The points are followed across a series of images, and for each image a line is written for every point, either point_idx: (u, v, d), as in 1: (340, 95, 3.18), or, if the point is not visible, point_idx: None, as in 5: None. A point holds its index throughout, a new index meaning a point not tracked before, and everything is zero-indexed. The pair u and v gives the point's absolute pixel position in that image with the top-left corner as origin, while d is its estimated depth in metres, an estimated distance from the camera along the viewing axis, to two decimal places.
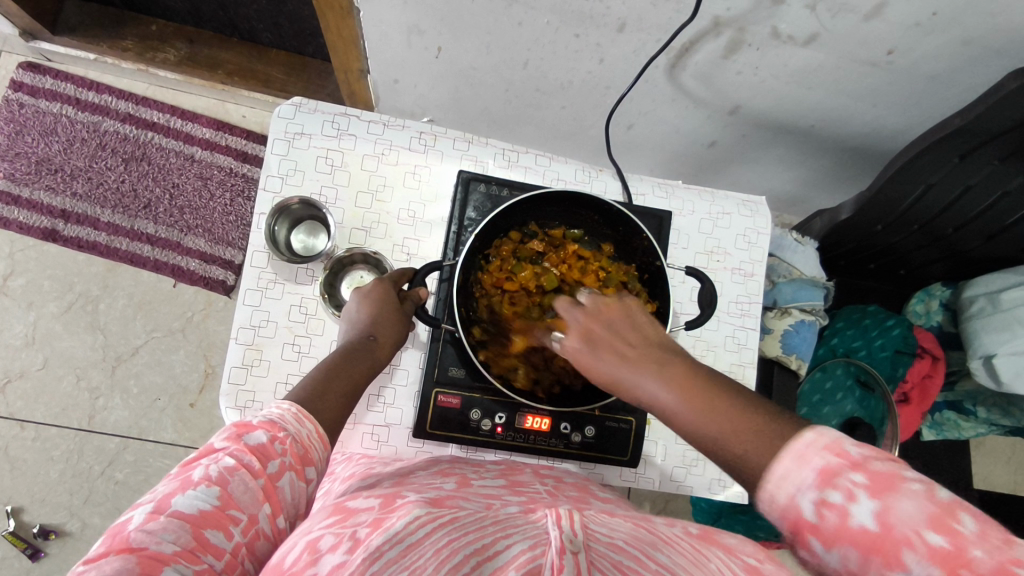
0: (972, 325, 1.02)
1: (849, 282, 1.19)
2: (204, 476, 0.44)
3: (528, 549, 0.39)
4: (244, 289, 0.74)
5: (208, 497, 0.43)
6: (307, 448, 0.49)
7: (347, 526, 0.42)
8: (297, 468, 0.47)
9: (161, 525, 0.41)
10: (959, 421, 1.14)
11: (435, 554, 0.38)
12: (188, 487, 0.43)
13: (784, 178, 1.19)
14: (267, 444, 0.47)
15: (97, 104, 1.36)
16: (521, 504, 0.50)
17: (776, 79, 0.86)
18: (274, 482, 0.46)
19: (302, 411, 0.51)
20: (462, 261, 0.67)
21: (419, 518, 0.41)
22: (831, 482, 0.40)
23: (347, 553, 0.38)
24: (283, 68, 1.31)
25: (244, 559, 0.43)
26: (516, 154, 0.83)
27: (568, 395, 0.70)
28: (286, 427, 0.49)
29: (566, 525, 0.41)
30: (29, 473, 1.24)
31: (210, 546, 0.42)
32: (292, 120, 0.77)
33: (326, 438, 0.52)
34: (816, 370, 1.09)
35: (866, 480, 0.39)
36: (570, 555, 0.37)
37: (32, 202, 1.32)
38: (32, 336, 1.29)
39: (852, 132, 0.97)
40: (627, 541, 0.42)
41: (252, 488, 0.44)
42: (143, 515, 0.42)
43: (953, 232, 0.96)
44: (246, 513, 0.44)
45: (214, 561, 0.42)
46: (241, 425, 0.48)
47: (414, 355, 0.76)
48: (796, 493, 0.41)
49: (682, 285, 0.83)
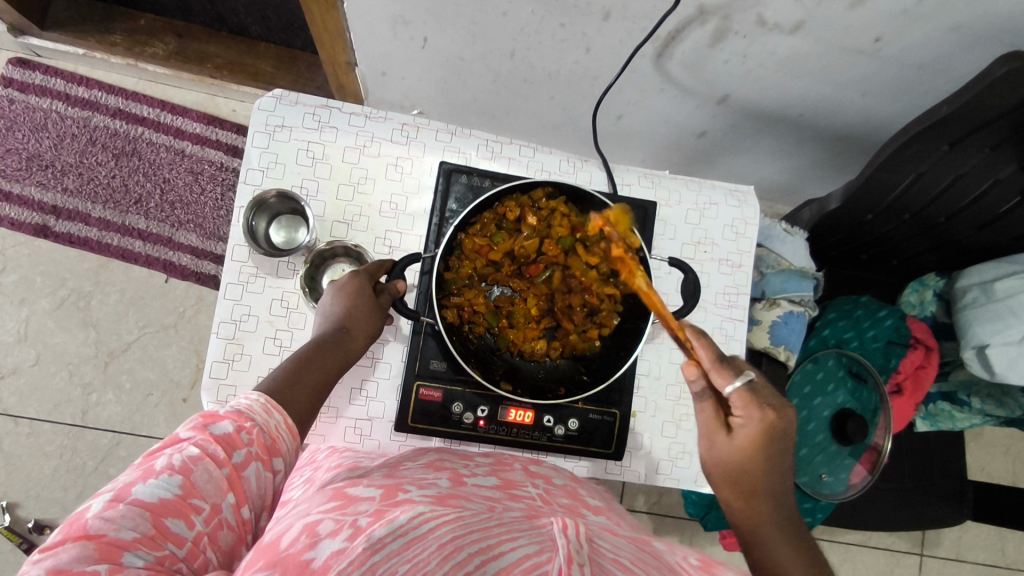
0: (964, 316, 1.01)
1: (840, 273, 1.17)
2: (167, 466, 0.45)
3: (533, 553, 0.40)
4: (225, 283, 0.73)
5: (170, 486, 0.44)
6: (273, 439, 0.51)
7: (346, 514, 0.42)
8: (263, 458, 0.49)
9: (120, 512, 0.41)
10: (953, 412, 1.11)
11: (438, 548, 0.39)
12: (149, 476, 0.44)
13: (778, 167, 1.18)
14: (232, 434, 0.48)
15: (87, 99, 1.36)
16: (523, 510, 0.49)
17: (764, 68, 0.85)
18: (238, 472, 0.47)
19: (270, 402, 0.53)
20: (449, 236, 0.65)
21: (422, 513, 0.41)
22: None
23: (347, 540, 0.38)
24: (272, 61, 1.30)
25: (207, 548, 0.44)
26: (500, 145, 0.81)
27: (536, 388, 0.71)
28: (254, 417, 0.51)
29: (572, 534, 0.40)
30: (23, 469, 1.25)
31: (170, 534, 0.42)
32: (273, 113, 0.76)
33: (296, 431, 0.54)
34: (807, 361, 1.06)
35: None
36: (578, 566, 0.37)
37: (23, 197, 1.32)
38: (24, 332, 1.29)
39: (843, 121, 0.96)
40: (632, 560, 0.42)
41: (216, 477, 0.46)
42: (101, 503, 0.42)
43: (945, 222, 0.95)
44: (209, 502, 0.45)
45: (175, 549, 0.42)
46: (207, 416, 0.49)
47: (396, 349, 0.75)
48: None
49: (667, 276, 0.81)
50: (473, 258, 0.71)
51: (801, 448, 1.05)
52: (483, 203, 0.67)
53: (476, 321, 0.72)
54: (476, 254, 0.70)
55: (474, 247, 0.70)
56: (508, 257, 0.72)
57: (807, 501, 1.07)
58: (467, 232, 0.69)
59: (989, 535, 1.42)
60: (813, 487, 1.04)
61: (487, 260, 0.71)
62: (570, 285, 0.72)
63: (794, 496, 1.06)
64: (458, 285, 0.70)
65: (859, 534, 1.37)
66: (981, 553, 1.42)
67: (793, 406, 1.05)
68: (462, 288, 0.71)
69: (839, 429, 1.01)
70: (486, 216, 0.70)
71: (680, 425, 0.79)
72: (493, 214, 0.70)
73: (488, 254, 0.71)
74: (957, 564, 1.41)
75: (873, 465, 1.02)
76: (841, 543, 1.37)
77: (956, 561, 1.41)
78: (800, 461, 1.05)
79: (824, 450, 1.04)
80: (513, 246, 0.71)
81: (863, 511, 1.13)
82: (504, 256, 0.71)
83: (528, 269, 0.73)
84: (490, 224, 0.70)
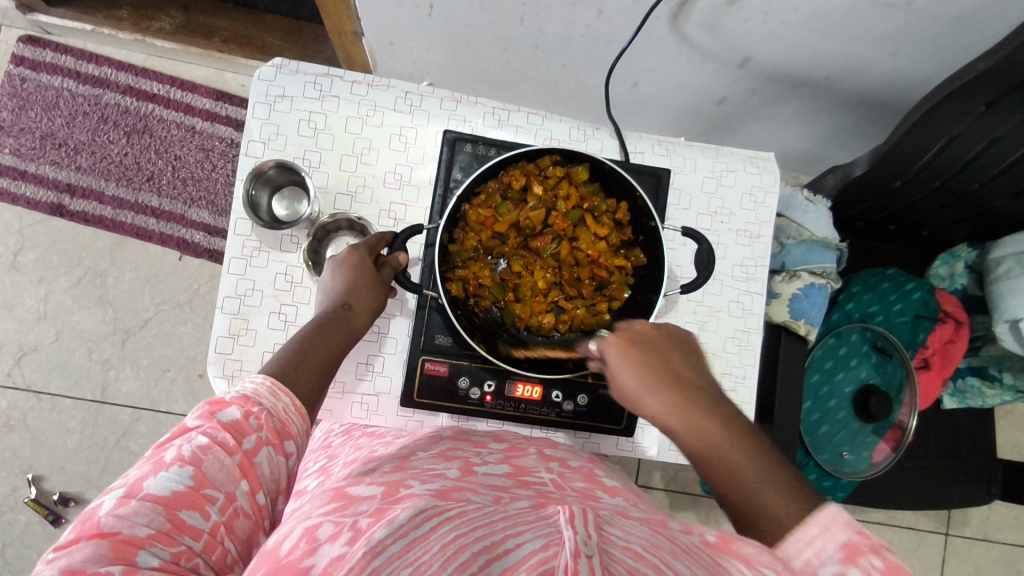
0: (996, 289, 0.96)
1: (867, 244, 1.12)
2: (177, 457, 0.45)
3: (539, 549, 0.37)
4: (229, 258, 0.72)
5: (182, 478, 0.44)
6: (284, 422, 0.51)
7: (346, 515, 0.41)
8: (274, 442, 0.49)
9: (133, 509, 0.42)
10: (983, 388, 1.07)
11: (441, 550, 0.37)
12: (160, 469, 0.45)
13: (801, 135, 1.13)
14: (241, 420, 0.48)
15: (98, 76, 1.35)
16: (531, 499, 0.48)
17: (786, 26, 0.80)
18: (250, 459, 0.47)
19: (276, 385, 0.53)
20: (452, 205, 0.63)
21: (424, 511, 0.40)
22: (854, 559, 0.42)
23: (347, 544, 0.38)
24: (279, 33, 1.28)
25: (224, 539, 0.45)
26: (507, 112, 0.78)
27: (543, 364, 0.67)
28: (261, 401, 0.50)
29: (580, 524, 0.38)
30: (48, 443, 1.28)
31: (185, 527, 0.43)
32: (273, 82, 0.74)
33: (305, 412, 0.54)
34: (830, 336, 1.02)
35: (884, 566, 0.42)
36: (585, 559, 0.34)
37: (38, 176, 1.32)
38: (44, 310, 1.31)
39: (871, 83, 0.91)
40: (645, 546, 0.40)
41: (228, 465, 0.46)
42: (115, 499, 0.43)
43: (977, 188, 0.89)
44: (223, 491, 0.46)
45: (192, 542, 0.43)
46: (214, 402, 0.49)
47: (402, 323, 0.73)
48: (815, 561, 0.43)
49: (682, 247, 0.78)
50: (479, 230, 0.68)
51: (821, 426, 1.01)
52: (489, 170, 0.64)
53: (480, 295, 0.69)
54: (482, 226, 0.68)
55: (479, 218, 0.67)
56: (516, 230, 0.69)
57: (827, 479, 1.03)
58: (471, 203, 0.67)
59: (1019, 515, 1.38)
60: (835, 465, 1.01)
61: (494, 232, 0.69)
62: (578, 259, 0.70)
63: (814, 474, 1.03)
64: (463, 259, 0.68)
65: (882, 512, 1.34)
66: (1010, 533, 1.38)
67: (814, 380, 1.01)
68: (467, 262, 0.68)
69: (863, 407, 0.97)
70: (492, 185, 0.67)
71: None
72: (499, 183, 0.67)
73: (495, 227, 0.68)
74: (984, 544, 1.37)
75: (897, 443, 1.00)
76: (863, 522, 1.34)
77: (983, 541, 1.37)
78: (819, 439, 1.01)
79: (845, 427, 1.00)
80: (520, 218, 0.69)
81: (886, 489, 1.10)
82: (511, 229, 0.69)
83: (536, 243, 0.70)
84: (496, 194, 0.67)
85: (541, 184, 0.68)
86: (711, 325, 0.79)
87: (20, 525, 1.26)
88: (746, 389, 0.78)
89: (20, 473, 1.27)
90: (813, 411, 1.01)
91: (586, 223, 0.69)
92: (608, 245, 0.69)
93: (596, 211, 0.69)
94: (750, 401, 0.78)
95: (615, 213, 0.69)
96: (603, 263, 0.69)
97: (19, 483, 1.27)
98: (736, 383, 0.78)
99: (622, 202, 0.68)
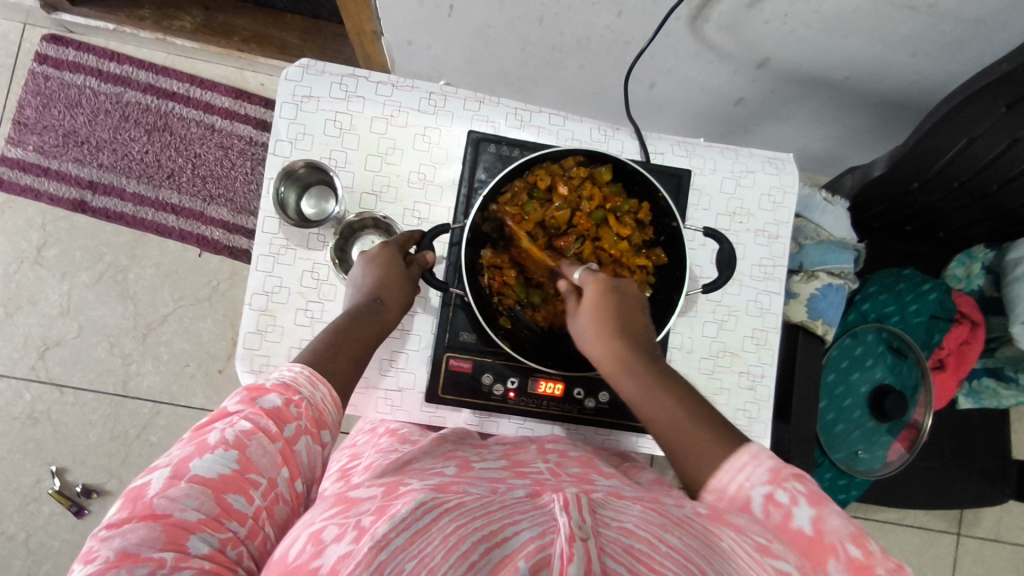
0: (1014, 289, 0.97)
1: (883, 245, 1.12)
2: (220, 441, 0.49)
3: (536, 536, 0.38)
4: (257, 255, 0.74)
5: (227, 461, 0.48)
6: (321, 412, 0.54)
7: (349, 516, 0.42)
8: (312, 431, 0.53)
9: (183, 491, 0.46)
10: (999, 389, 1.07)
11: (443, 541, 0.38)
12: (205, 452, 0.48)
13: (818, 135, 1.13)
14: (281, 407, 0.52)
15: (119, 75, 1.37)
16: (527, 487, 0.49)
17: (807, 28, 0.81)
18: (291, 446, 0.51)
19: (314, 373, 0.55)
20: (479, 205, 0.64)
21: (424, 504, 0.40)
22: (780, 483, 0.50)
23: (353, 542, 0.39)
24: (299, 33, 1.30)
25: (264, 523, 0.48)
26: (529, 113, 0.80)
27: (568, 362, 0.69)
28: (301, 390, 0.53)
29: (575, 511, 0.39)
30: (70, 436, 1.31)
31: (232, 511, 0.46)
32: (300, 83, 0.75)
33: (339, 401, 0.57)
34: (845, 336, 1.02)
35: (806, 491, 0.50)
36: (580, 542, 0.36)
37: (61, 173, 1.35)
38: (67, 305, 1.33)
39: (890, 84, 0.92)
40: (638, 523, 0.41)
41: (270, 451, 0.49)
42: (163, 480, 0.46)
43: (997, 190, 0.90)
44: (265, 476, 0.49)
45: (238, 527, 0.46)
46: (254, 389, 0.53)
47: (426, 320, 0.75)
48: (746, 485, 0.51)
49: (702, 248, 0.79)
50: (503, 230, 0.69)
51: (837, 425, 1.01)
52: (516, 170, 0.66)
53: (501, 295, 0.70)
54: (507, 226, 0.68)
55: (504, 218, 0.68)
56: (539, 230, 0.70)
57: (842, 479, 1.04)
58: (497, 203, 0.67)
59: None
60: (849, 464, 1.02)
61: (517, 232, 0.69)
62: (601, 258, 0.70)
63: (829, 473, 1.04)
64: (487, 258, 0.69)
65: (894, 512, 1.35)
66: (1022, 533, 1.38)
67: (830, 380, 1.02)
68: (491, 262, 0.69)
69: (878, 407, 0.98)
70: (516, 185, 0.68)
71: (713, 399, 0.78)
72: (524, 183, 0.68)
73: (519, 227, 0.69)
74: (995, 544, 1.38)
75: (911, 442, 1.01)
76: (874, 521, 1.35)
77: (995, 541, 1.38)
78: (834, 437, 1.02)
79: (860, 427, 1.01)
80: (544, 219, 0.69)
81: (900, 489, 1.11)
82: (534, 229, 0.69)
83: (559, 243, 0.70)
84: (521, 194, 0.68)
85: (564, 185, 0.69)
86: (730, 324, 0.80)
87: (44, 516, 1.29)
88: (763, 388, 0.79)
89: (43, 465, 1.30)
90: (829, 410, 1.02)
91: (609, 224, 0.70)
92: (629, 247, 0.70)
93: (619, 211, 0.70)
94: (768, 400, 0.79)
95: (636, 214, 0.70)
96: (624, 264, 0.69)
97: (42, 474, 1.29)
98: (754, 381, 0.79)
99: (645, 203, 0.69)
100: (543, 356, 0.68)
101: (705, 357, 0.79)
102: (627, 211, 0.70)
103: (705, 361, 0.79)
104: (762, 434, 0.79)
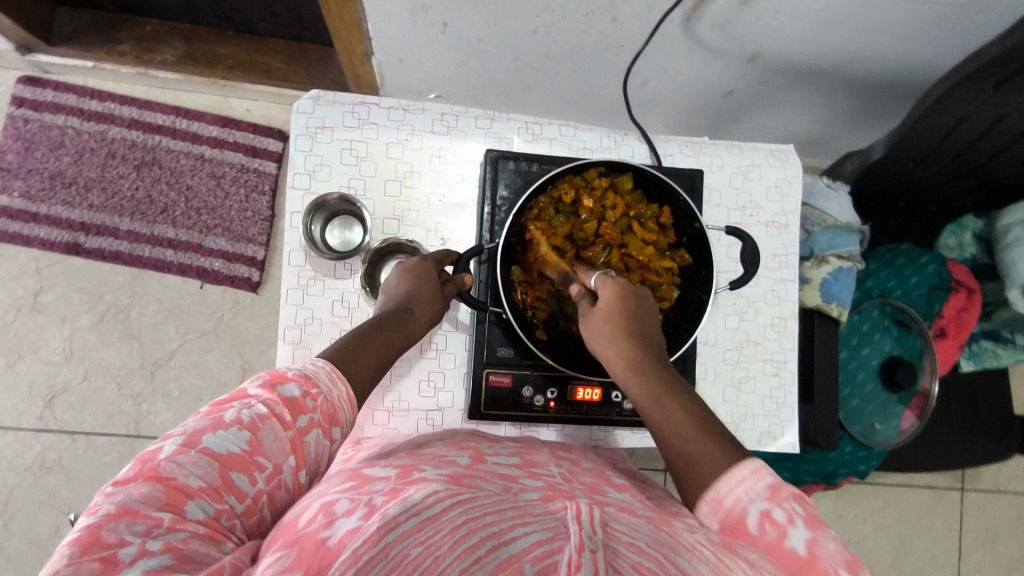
0: (1009, 255, 1.01)
1: (880, 223, 1.16)
2: (236, 420, 0.47)
3: (545, 540, 0.40)
4: (286, 289, 0.74)
5: (238, 441, 0.46)
6: (335, 409, 0.53)
7: (362, 493, 0.43)
8: (324, 426, 0.52)
9: (190, 459, 0.44)
10: (997, 350, 1.12)
11: (451, 532, 0.39)
12: (219, 427, 0.47)
13: (806, 120, 1.16)
14: (298, 398, 0.51)
15: (101, 111, 1.35)
16: (539, 490, 0.50)
17: (797, 22, 0.84)
18: (301, 436, 0.49)
19: (335, 371, 0.55)
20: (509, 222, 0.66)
21: (438, 493, 0.42)
22: (778, 501, 0.48)
23: (362, 518, 0.40)
24: (283, 56, 1.29)
25: (263, 505, 0.47)
26: (540, 126, 0.81)
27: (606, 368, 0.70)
28: (319, 384, 0.53)
29: (585, 520, 0.41)
30: (86, 481, 1.29)
31: (233, 487, 0.45)
32: (312, 115, 0.75)
33: (353, 402, 0.56)
34: (851, 313, 1.07)
35: (805, 513, 0.48)
36: (588, 553, 0.38)
37: (50, 217, 1.32)
38: (70, 350, 1.31)
39: (877, 68, 0.95)
40: (649, 543, 0.42)
41: (281, 439, 0.48)
42: (173, 446, 0.45)
43: (987, 161, 0.93)
44: (272, 461, 0.47)
45: (235, 503, 0.45)
46: (276, 376, 0.52)
47: (461, 339, 0.77)
48: (745, 498, 0.49)
49: (719, 243, 0.82)
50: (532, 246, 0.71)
51: (852, 400, 1.06)
52: (540, 186, 0.68)
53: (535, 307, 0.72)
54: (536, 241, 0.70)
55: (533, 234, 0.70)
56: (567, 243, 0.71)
57: (861, 451, 1.07)
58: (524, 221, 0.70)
59: None
60: (867, 435, 1.06)
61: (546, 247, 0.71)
62: (629, 264, 0.72)
63: (848, 446, 1.07)
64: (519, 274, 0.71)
65: (901, 475, 1.40)
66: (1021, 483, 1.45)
67: (843, 357, 1.06)
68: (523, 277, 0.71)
69: (890, 378, 1.02)
70: (542, 201, 0.70)
71: (740, 389, 0.81)
72: (549, 198, 0.70)
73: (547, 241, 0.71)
74: (999, 496, 1.44)
75: (921, 410, 1.05)
76: (883, 485, 1.40)
77: (998, 493, 1.44)
78: (852, 413, 1.06)
79: (874, 399, 1.05)
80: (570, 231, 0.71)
81: (913, 455, 1.16)
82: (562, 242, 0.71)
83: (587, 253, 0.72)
84: (547, 209, 0.70)
85: (588, 196, 0.71)
86: (750, 314, 0.82)
87: None
88: (788, 372, 0.82)
89: (61, 514, 1.27)
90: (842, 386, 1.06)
91: (634, 229, 0.72)
92: (655, 250, 0.72)
93: (642, 217, 0.72)
94: (793, 383, 0.82)
95: (658, 219, 0.72)
96: (652, 267, 0.71)
97: (61, 523, 1.27)
98: (778, 367, 0.82)
99: (666, 207, 0.71)
100: (580, 363, 0.70)
101: (731, 348, 0.82)
102: (649, 216, 0.72)
103: (730, 352, 0.81)
104: (790, 418, 0.81)
